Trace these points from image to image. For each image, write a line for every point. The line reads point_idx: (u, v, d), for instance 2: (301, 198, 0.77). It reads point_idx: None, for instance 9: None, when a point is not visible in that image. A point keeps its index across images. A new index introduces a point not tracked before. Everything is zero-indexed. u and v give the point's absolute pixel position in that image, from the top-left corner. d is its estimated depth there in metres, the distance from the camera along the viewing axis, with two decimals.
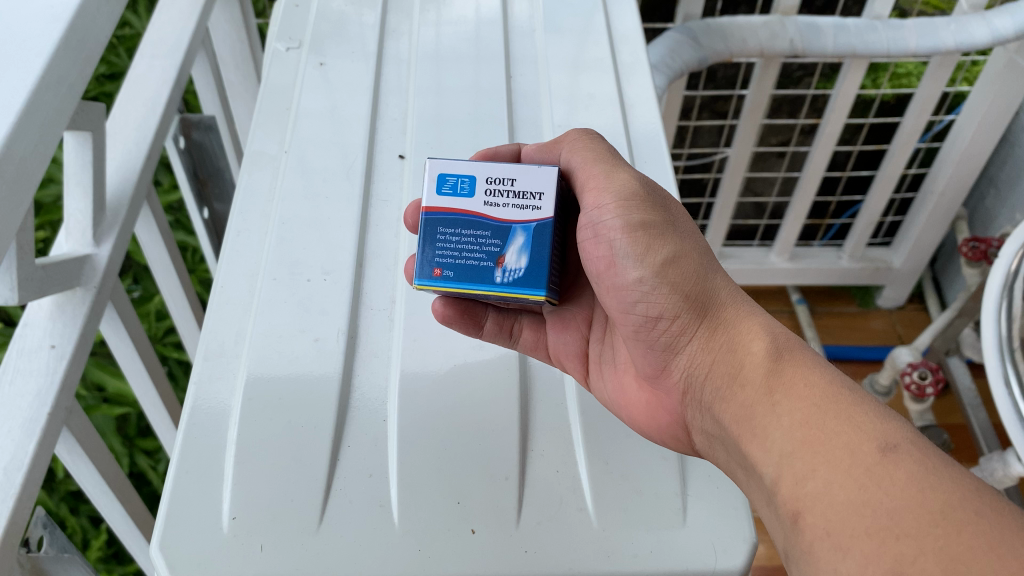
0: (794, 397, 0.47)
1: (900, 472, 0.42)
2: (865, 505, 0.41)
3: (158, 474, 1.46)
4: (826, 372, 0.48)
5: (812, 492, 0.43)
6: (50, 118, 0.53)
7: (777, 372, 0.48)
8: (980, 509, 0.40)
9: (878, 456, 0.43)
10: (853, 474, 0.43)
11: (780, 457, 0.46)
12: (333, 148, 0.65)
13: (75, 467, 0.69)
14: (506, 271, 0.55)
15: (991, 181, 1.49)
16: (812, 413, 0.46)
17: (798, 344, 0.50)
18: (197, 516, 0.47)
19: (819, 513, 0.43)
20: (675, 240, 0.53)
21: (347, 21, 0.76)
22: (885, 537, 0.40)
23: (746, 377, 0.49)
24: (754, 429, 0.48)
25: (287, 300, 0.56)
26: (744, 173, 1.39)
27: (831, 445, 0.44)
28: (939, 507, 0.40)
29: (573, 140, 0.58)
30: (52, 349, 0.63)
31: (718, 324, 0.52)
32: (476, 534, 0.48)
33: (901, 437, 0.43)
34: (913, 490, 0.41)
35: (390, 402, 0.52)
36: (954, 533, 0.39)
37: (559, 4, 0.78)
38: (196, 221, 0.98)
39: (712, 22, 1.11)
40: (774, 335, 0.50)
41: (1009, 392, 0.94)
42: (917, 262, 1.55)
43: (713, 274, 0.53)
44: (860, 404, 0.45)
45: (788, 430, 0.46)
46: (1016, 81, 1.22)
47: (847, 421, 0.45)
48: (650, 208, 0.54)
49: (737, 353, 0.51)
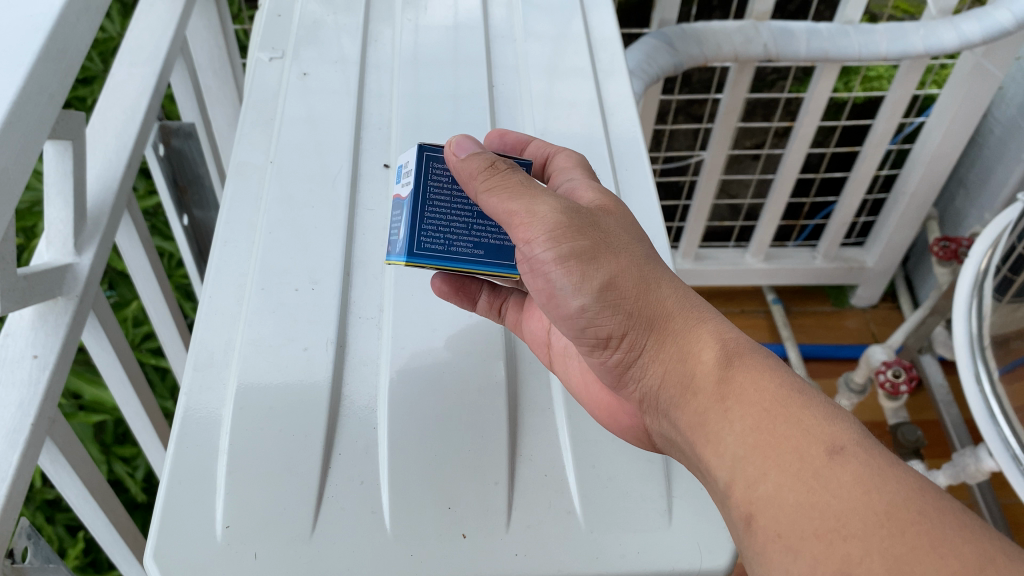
0: (745, 402, 0.46)
1: (846, 475, 0.42)
2: (813, 507, 0.42)
3: (135, 481, 1.44)
4: (778, 375, 0.47)
5: (764, 495, 0.44)
6: (33, 129, 0.53)
7: (726, 381, 0.48)
8: (923, 508, 0.40)
9: (826, 458, 0.43)
10: (801, 477, 0.43)
11: (730, 462, 0.46)
12: (317, 157, 0.65)
13: (58, 477, 0.69)
14: (397, 242, 0.57)
15: (960, 181, 1.52)
16: (762, 418, 0.46)
17: (745, 354, 0.48)
18: (191, 525, 0.48)
19: (770, 516, 0.43)
20: (608, 273, 0.50)
21: (326, 29, 0.76)
22: (832, 538, 0.40)
23: (694, 392, 0.49)
24: (708, 433, 0.47)
25: (275, 311, 0.56)
26: (719, 176, 1.41)
27: (780, 450, 0.44)
28: (884, 508, 0.40)
29: (479, 172, 0.53)
30: (35, 359, 0.63)
31: (666, 339, 0.50)
32: (467, 539, 0.49)
33: (849, 438, 0.43)
34: (860, 491, 0.41)
35: (380, 410, 0.53)
36: (899, 534, 0.39)
37: (537, 11, 0.79)
38: (176, 228, 0.97)
39: (687, 26, 1.12)
40: (720, 346, 0.49)
41: (981, 389, 0.96)
42: (890, 261, 1.58)
43: (654, 296, 0.51)
44: (810, 408, 0.45)
45: (739, 435, 0.46)
46: (984, 85, 1.25)
47: (796, 425, 0.45)
48: (580, 235, 0.51)
49: (688, 364, 0.49)
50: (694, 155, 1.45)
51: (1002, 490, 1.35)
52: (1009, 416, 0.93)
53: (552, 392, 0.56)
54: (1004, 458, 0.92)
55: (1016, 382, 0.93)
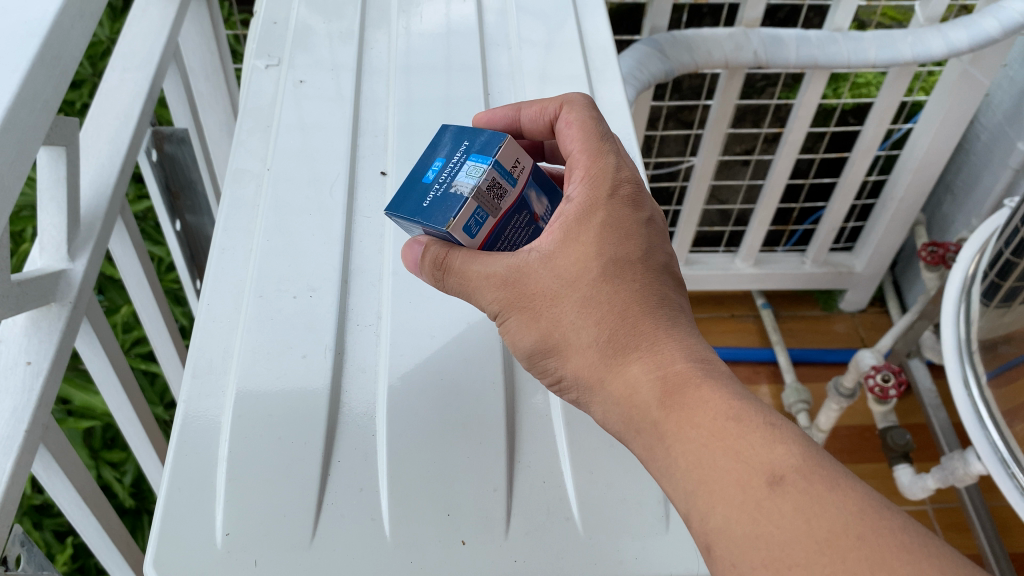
0: (683, 440, 0.47)
1: (787, 505, 0.43)
2: (759, 538, 0.43)
3: (124, 487, 1.44)
4: (711, 410, 0.47)
5: (714, 527, 0.45)
6: (27, 136, 0.53)
7: (662, 419, 0.48)
8: (861, 533, 0.42)
9: (767, 490, 0.44)
10: (746, 508, 0.44)
11: (681, 497, 0.46)
12: (312, 165, 0.66)
13: (50, 483, 0.69)
14: None
15: (947, 187, 1.53)
16: (702, 454, 0.46)
17: (680, 389, 0.49)
18: (191, 532, 0.48)
19: (724, 546, 0.44)
20: (534, 337, 0.53)
21: (320, 36, 0.76)
22: (779, 568, 0.42)
23: (633, 427, 0.50)
24: (658, 467, 0.48)
25: (272, 319, 0.56)
26: (709, 182, 1.42)
27: (722, 483, 0.45)
28: (825, 535, 0.42)
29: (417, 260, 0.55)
30: (28, 365, 0.63)
31: (592, 390, 0.52)
32: (466, 546, 0.49)
33: (788, 465, 0.45)
34: (802, 521, 0.43)
35: (379, 417, 0.53)
36: (840, 561, 0.41)
37: (530, 17, 0.80)
38: (168, 234, 0.97)
39: (678, 33, 1.13)
40: (652, 384, 0.50)
41: (969, 395, 0.99)
42: (879, 266, 1.59)
43: (580, 349, 0.52)
44: (747, 443, 0.46)
45: (681, 472, 0.47)
46: (970, 93, 1.26)
47: (736, 458, 0.45)
48: (509, 307, 0.54)
49: (621, 407, 0.50)
50: (684, 161, 1.46)
51: (990, 493, 1.36)
52: (997, 420, 0.95)
53: (547, 400, 0.56)
54: (993, 462, 0.94)
55: (1002, 387, 0.94)
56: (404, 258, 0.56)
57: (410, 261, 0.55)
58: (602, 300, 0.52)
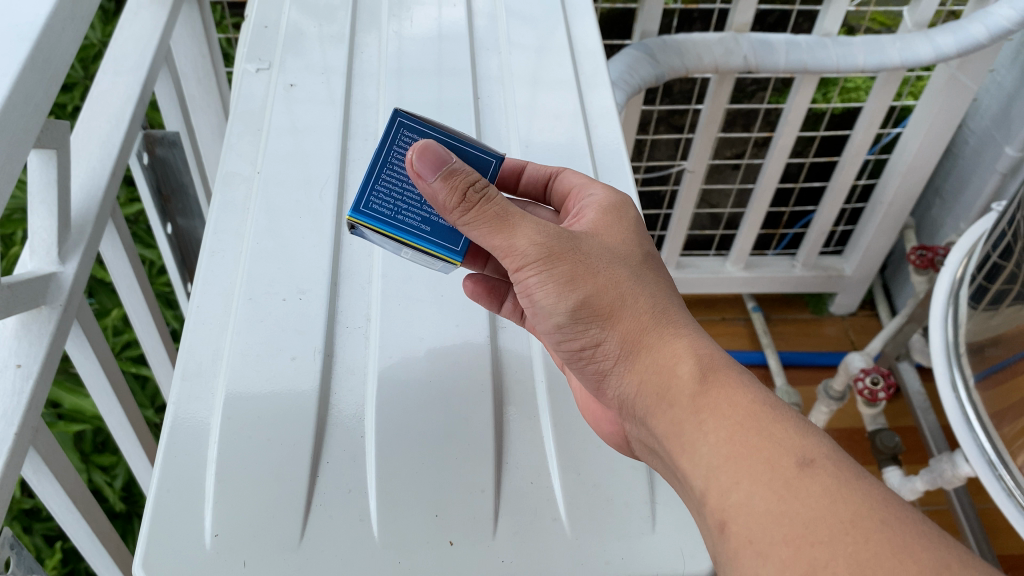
0: (719, 415, 0.48)
1: (815, 486, 0.44)
2: (783, 514, 0.43)
3: (114, 490, 1.43)
4: (750, 395, 0.48)
5: (735, 503, 0.45)
6: (17, 139, 0.54)
7: (704, 392, 0.49)
8: (884, 518, 0.42)
9: (796, 469, 0.44)
10: (772, 485, 0.44)
11: (706, 471, 0.47)
12: (301, 169, 0.66)
13: (40, 486, 0.69)
14: None
15: (936, 191, 1.54)
16: (736, 431, 0.47)
17: (725, 363, 0.50)
18: (179, 534, 0.48)
19: (742, 522, 0.44)
20: (590, 284, 0.53)
21: (311, 40, 0.77)
22: (800, 543, 0.42)
23: (674, 396, 0.50)
24: (683, 444, 0.49)
25: (261, 321, 0.57)
26: (700, 186, 1.43)
27: (753, 459, 0.46)
28: (849, 517, 0.42)
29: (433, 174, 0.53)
30: (18, 368, 0.63)
31: (636, 355, 0.53)
32: (454, 546, 0.49)
33: (818, 452, 0.45)
34: (827, 502, 0.43)
35: (368, 418, 0.53)
36: (862, 541, 0.41)
37: (520, 21, 0.80)
38: (160, 237, 0.97)
39: (668, 38, 1.14)
40: (698, 356, 0.51)
41: (957, 397, 0.99)
42: (868, 269, 1.60)
43: (633, 304, 0.53)
44: (781, 424, 0.47)
45: (714, 445, 0.47)
46: (959, 98, 1.27)
47: (768, 438, 0.46)
48: (558, 260, 0.53)
49: (660, 378, 0.51)
50: (675, 165, 1.47)
51: (979, 495, 1.37)
52: (985, 422, 0.95)
53: (537, 400, 0.56)
54: (980, 464, 0.95)
55: (990, 389, 0.94)
56: (414, 151, 0.53)
57: (421, 159, 0.53)
58: (650, 280, 0.55)
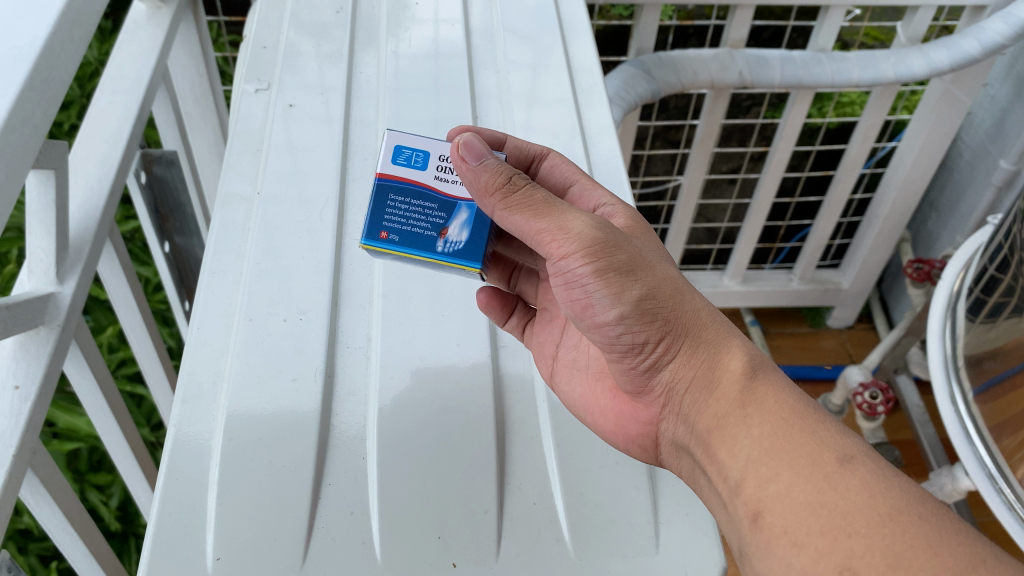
0: (765, 411, 0.52)
1: (855, 481, 0.47)
2: (821, 506, 0.47)
3: (110, 509, 1.42)
4: (793, 396, 0.52)
5: (773, 494, 0.49)
6: (16, 161, 0.54)
7: (752, 388, 0.53)
8: (921, 513, 0.45)
9: (837, 465, 0.48)
10: (812, 478, 0.48)
11: (753, 460, 0.50)
12: (300, 189, 0.66)
13: (38, 508, 0.69)
14: (448, 241, 0.61)
15: (932, 205, 1.55)
16: (780, 426, 0.51)
17: (772, 366, 0.55)
18: (181, 558, 0.48)
19: (778, 513, 0.48)
20: (648, 277, 0.56)
21: (308, 59, 0.77)
22: (837, 534, 0.46)
23: (723, 390, 0.54)
24: (727, 434, 0.52)
25: (264, 342, 0.56)
26: (697, 201, 1.43)
27: (793, 454, 0.49)
28: (887, 510, 0.46)
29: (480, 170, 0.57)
30: (16, 389, 0.62)
31: (690, 351, 0.56)
32: (457, 568, 0.49)
33: (857, 450, 0.49)
34: (866, 495, 0.46)
35: (369, 440, 0.53)
36: (898, 533, 0.44)
37: (517, 38, 0.81)
38: (156, 255, 0.96)
39: (664, 55, 1.14)
40: (751, 356, 0.55)
41: (956, 411, 0.99)
42: (865, 282, 1.60)
43: (689, 301, 0.56)
44: (823, 423, 0.50)
45: (756, 438, 0.51)
46: (953, 112, 1.27)
47: (812, 435, 0.50)
48: (617, 250, 0.55)
49: (712, 372, 0.55)
50: (671, 180, 1.47)
51: (979, 508, 1.37)
52: (985, 436, 0.95)
53: (541, 419, 0.56)
54: (980, 477, 0.95)
55: (989, 403, 0.94)
56: (461, 143, 0.57)
57: (468, 149, 0.57)
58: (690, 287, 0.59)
